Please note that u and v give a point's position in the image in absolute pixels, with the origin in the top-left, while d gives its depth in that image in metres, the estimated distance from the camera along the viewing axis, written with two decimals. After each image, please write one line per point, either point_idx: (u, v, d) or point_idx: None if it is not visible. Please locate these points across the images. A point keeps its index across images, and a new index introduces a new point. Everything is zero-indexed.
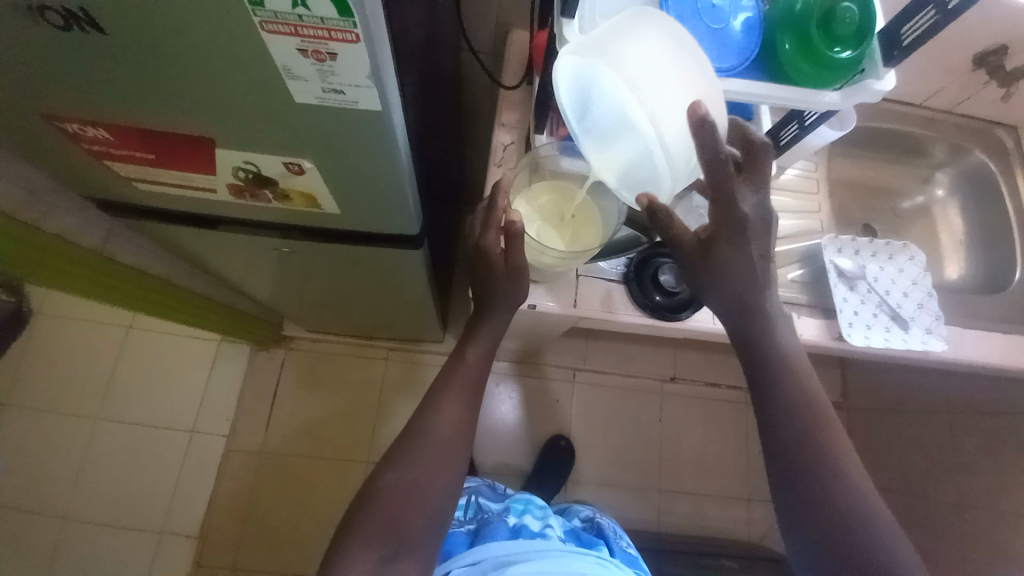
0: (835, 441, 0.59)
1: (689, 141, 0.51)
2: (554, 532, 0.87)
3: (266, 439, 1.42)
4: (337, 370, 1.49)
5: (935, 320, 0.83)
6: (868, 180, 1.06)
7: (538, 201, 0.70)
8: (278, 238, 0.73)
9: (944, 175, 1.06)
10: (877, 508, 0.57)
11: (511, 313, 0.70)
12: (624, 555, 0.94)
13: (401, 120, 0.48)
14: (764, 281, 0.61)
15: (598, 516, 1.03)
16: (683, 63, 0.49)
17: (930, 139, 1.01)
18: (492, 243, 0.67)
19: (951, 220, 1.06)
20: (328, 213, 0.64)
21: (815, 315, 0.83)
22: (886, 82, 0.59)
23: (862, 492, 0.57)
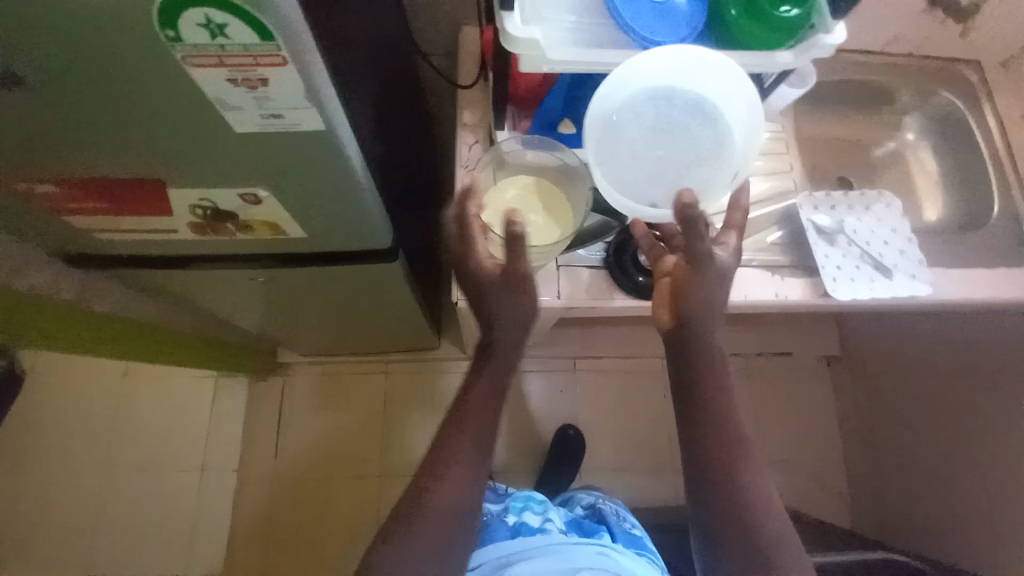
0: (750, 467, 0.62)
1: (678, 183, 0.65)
2: (555, 527, 0.87)
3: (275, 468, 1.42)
4: (337, 390, 1.48)
5: (919, 266, 0.83)
6: (838, 134, 1.06)
7: (507, 195, 0.69)
8: (251, 270, 0.72)
9: (912, 119, 1.06)
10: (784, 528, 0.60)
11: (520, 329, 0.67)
12: (628, 537, 0.94)
13: (350, 139, 0.47)
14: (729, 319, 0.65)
15: (601, 502, 1.04)
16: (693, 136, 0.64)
17: (895, 85, 1.01)
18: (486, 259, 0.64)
19: (924, 164, 1.05)
20: (297, 238, 0.63)
21: (798, 275, 0.83)
22: (837, 34, 0.57)
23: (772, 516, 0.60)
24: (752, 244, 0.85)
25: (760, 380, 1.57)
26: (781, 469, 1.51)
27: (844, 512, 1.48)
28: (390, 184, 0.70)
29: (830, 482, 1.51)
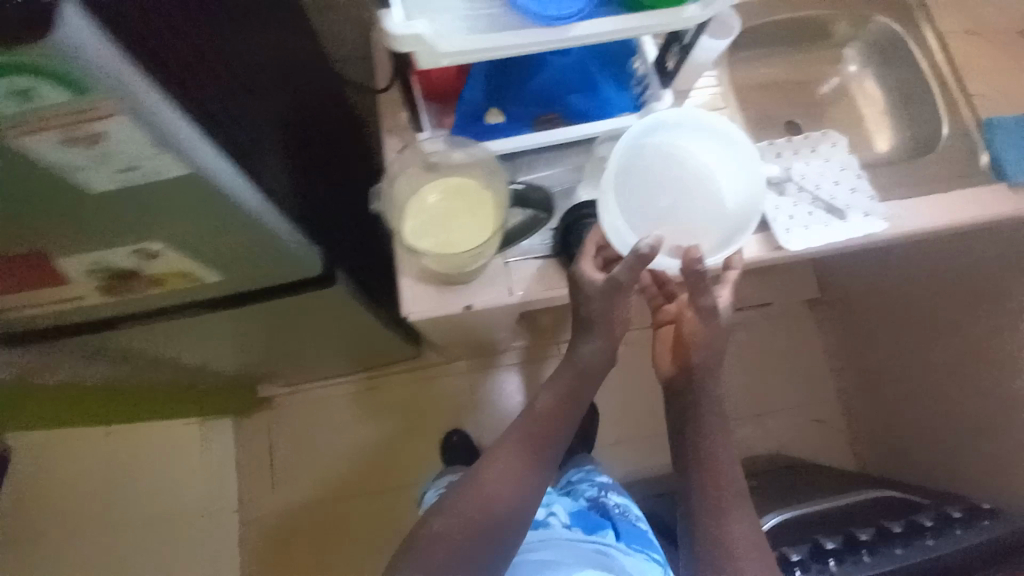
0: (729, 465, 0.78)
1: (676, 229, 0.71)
2: (557, 521, 0.94)
3: (281, 500, 1.41)
4: (325, 415, 1.46)
5: (872, 202, 0.82)
6: (779, 77, 1.04)
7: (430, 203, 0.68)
8: (185, 319, 0.69)
9: (852, 50, 1.03)
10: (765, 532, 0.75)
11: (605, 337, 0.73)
12: (629, 531, 0.96)
13: (229, 167, 0.45)
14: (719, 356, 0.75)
15: (605, 496, 1.04)
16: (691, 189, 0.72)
17: (829, 17, 0.98)
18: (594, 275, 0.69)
19: (870, 92, 1.04)
20: (222, 282, 0.61)
21: (751, 231, 0.81)
22: None
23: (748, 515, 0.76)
24: None
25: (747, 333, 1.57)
26: (780, 417, 1.52)
27: (847, 448, 1.50)
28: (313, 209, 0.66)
29: (829, 422, 1.52)
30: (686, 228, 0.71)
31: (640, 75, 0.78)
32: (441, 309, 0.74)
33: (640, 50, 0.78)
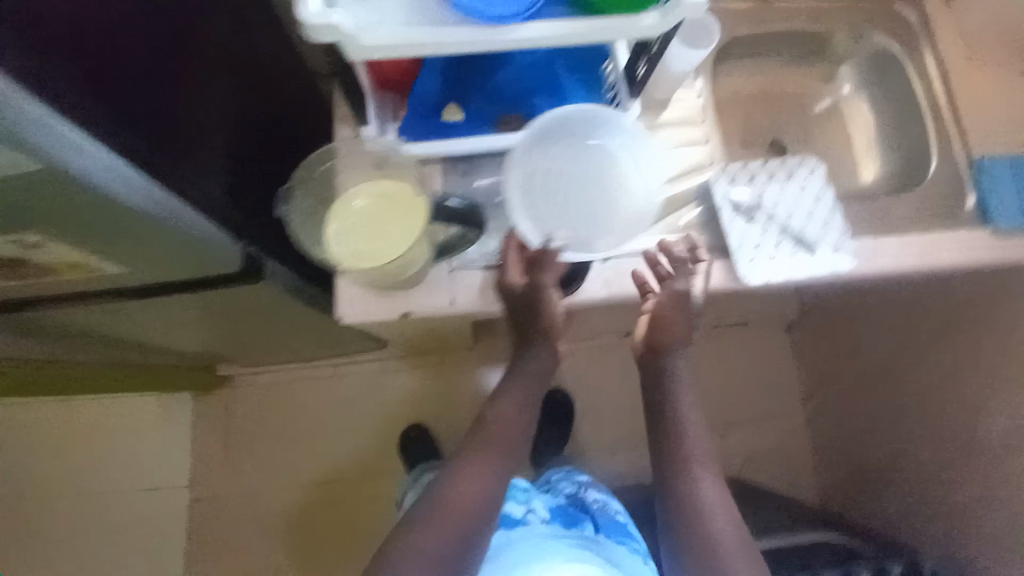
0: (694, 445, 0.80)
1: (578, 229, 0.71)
2: (537, 518, 0.92)
3: (236, 481, 1.40)
4: (284, 399, 1.44)
5: (842, 236, 0.77)
6: (767, 90, 0.99)
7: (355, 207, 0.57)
8: (99, 304, 0.68)
9: (847, 68, 0.98)
10: (735, 521, 0.75)
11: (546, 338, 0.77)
12: (608, 525, 0.95)
13: (103, 153, 0.44)
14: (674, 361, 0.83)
15: (584, 493, 1.03)
16: (593, 189, 0.72)
17: (826, 31, 0.92)
18: (512, 279, 0.70)
19: (862, 115, 0.99)
20: (135, 271, 0.60)
21: (713, 258, 0.78)
22: None
23: (716, 502, 0.76)
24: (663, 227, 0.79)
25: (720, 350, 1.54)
26: (746, 437, 1.50)
27: (810, 471, 1.49)
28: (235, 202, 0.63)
29: (795, 445, 1.51)
30: (582, 226, 0.71)
31: (610, 82, 0.73)
32: (377, 313, 0.70)
33: (612, 54, 0.72)
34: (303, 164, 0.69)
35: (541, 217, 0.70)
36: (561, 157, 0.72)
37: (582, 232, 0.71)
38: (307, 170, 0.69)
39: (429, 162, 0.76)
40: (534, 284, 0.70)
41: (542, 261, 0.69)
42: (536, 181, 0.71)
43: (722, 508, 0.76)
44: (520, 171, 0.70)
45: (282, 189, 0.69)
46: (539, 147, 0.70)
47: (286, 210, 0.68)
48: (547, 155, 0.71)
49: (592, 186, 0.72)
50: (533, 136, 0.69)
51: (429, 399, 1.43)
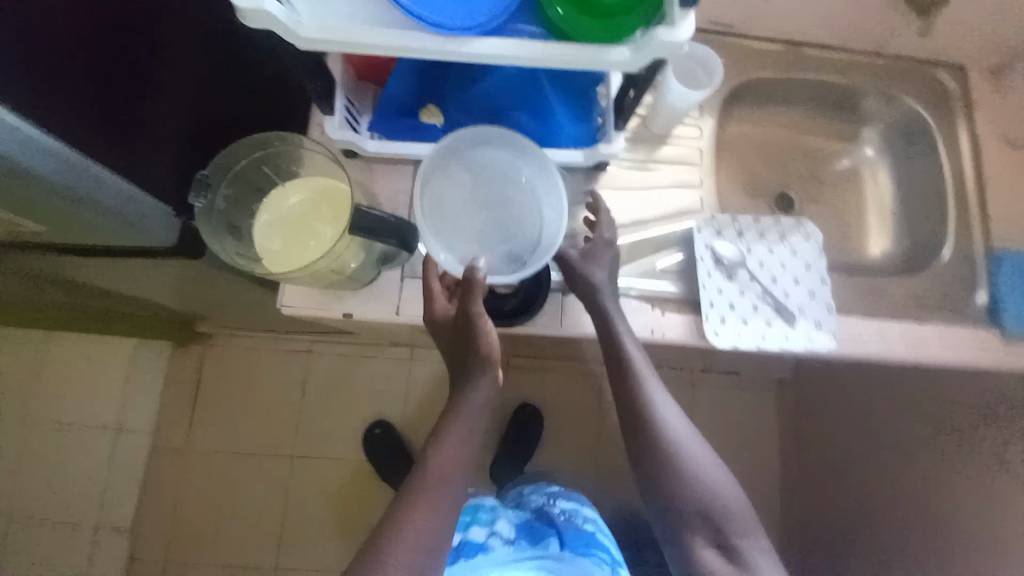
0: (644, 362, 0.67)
1: (502, 252, 0.64)
2: (499, 543, 0.75)
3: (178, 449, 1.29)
4: (242, 369, 1.33)
5: (826, 312, 0.72)
6: (780, 141, 0.93)
7: (286, 202, 0.56)
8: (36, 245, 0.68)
9: (871, 131, 0.92)
10: (697, 434, 0.67)
11: (487, 371, 0.61)
12: (577, 537, 0.76)
13: (5, 120, 0.42)
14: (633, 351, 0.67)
15: (550, 505, 0.84)
16: (514, 208, 0.65)
17: (856, 87, 0.86)
18: (440, 308, 0.64)
19: (879, 183, 0.92)
20: (53, 231, 0.58)
21: (682, 311, 0.72)
22: (679, 30, 0.43)
23: (674, 417, 0.66)
24: (636, 269, 0.73)
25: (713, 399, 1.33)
26: None
27: None
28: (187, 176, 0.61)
29: None
30: (506, 247, 0.64)
31: (603, 108, 0.68)
32: (317, 311, 0.68)
33: (607, 78, 0.67)
34: (226, 150, 0.55)
35: (460, 237, 0.64)
36: (473, 179, 0.65)
37: (504, 254, 0.64)
38: (225, 158, 0.55)
39: (401, 163, 0.73)
40: (467, 312, 0.59)
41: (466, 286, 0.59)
42: (449, 209, 0.64)
43: (681, 426, 0.66)
44: (428, 199, 0.64)
45: (201, 175, 0.53)
46: (444, 174, 0.64)
47: (201, 203, 0.54)
48: (456, 178, 0.65)
49: (514, 204, 0.65)
50: (433, 161, 0.63)
51: (394, 395, 1.32)
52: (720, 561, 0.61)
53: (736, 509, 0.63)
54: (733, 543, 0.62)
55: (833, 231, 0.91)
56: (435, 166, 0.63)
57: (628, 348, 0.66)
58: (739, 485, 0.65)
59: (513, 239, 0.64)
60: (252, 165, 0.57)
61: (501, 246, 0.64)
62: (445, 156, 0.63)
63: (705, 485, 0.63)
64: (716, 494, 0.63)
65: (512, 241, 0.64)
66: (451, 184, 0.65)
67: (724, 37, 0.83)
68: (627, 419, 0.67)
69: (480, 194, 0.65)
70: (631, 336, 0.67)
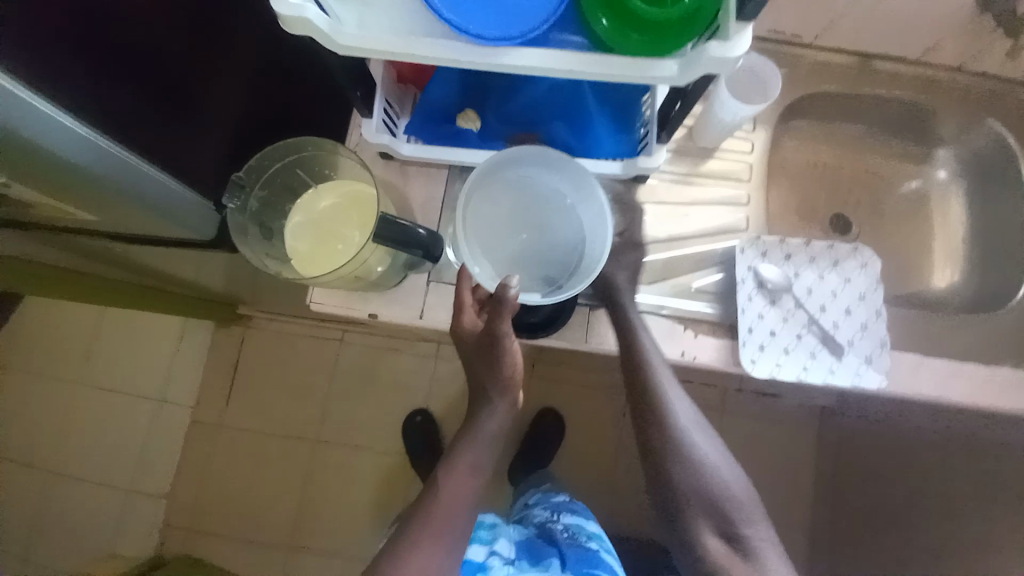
0: (653, 346, 0.65)
1: (539, 274, 0.64)
2: (500, 563, 0.73)
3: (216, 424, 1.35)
4: (279, 353, 1.37)
5: (878, 348, 0.67)
6: (838, 159, 0.87)
7: (318, 204, 0.57)
8: (92, 224, 0.73)
9: (945, 154, 0.84)
10: (706, 426, 0.65)
11: (505, 394, 0.59)
12: (579, 557, 0.74)
13: (49, 119, 0.47)
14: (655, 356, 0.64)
15: (554, 521, 0.83)
16: (556, 231, 0.64)
17: (933, 106, 0.78)
18: (468, 322, 0.60)
19: (949, 211, 0.85)
20: (105, 213, 0.64)
21: (716, 335, 0.69)
22: (735, 44, 0.40)
23: (682, 403, 0.64)
24: (669, 287, 0.70)
25: (749, 423, 1.25)
26: None
27: None
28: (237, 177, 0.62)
29: None
30: (541, 269, 0.64)
31: (646, 119, 0.65)
32: (344, 310, 0.69)
33: (655, 87, 0.63)
34: (259, 153, 0.55)
35: (501, 255, 0.63)
36: (516, 197, 0.64)
37: (538, 276, 0.63)
38: (260, 160, 0.56)
39: (437, 167, 0.73)
40: (493, 332, 0.54)
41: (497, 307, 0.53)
42: (491, 226, 0.63)
43: (687, 413, 0.64)
44: (470, 214, 0.62)
45: (236, 176, 0.54)
46: (489, 189, 0.63)
47: (235, 204, 0.55)
48: (501, 195, 0.64)
49: (555, 226, 0.64)
50: (480, 177, 0.62)
51: (420, 391, 1.33)
52: (726, 552, 0.59)
53: (742, 498, 0.61)
54: (740, 534, 0.59)
55: (892, 260, 0.84)
56: (481, 181, 0.62)
57: (640, 334, 0.65)
58: (744, 471, 0.63)
59: (551, 262, 0.64)
60: (286, 168, 0.58)
61: (539, 268, 0.64)
62: (491, 172, 0.62)
63: (709, 471, 0.61)
64: (722, 481, 0.61)
65: (550, 264, 0.64)
66: (495, 201, 0.64)
67: (789, 47, 0.77)
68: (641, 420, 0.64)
69: (522, 213, 0.64)
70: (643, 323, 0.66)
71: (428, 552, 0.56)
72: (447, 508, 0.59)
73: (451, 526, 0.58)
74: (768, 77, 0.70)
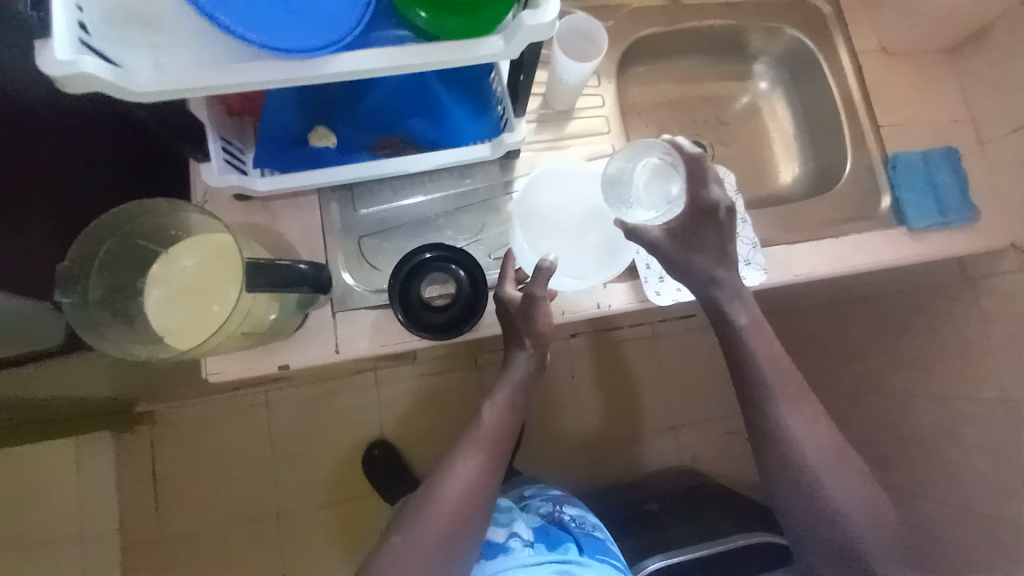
0: (784, 382, 0.65)
1: (572, 268, 0.70)
2: (521, 543, 0.70)
3: (154, 538, 1.20)
4: (202, 438, 1.24)
5: (753, 250, 0.75)
6: (682, 91, 0.95)
7: (180, 267, 0.52)
8: None
9: (762, 65, 0.96)
10: (845, 466, 0.62)
11: (539, 346, 0.65)
12: (593, 544, 0.73)
13: None
14: (788, 399, 0.64)
15: (560, 510, 0.80)
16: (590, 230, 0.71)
17: (739, 27, 0.89)
18: (511, 293, 0.65)
19: (778, 115, 0.96)
20: None
21: (620, 279, 0.74)
22: (546, 11, 0.42)
23: (819, 442, 0.63)
24: None
25: (678, 346, 1.36)
26: None
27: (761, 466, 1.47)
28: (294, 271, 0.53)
29: None
30: (573, 265, 0.70)
31: (499, 95, 0.66)
32: (250, 371, 0.64)
33: (497, 64, 0.65)
34: (83, 232, 0.48)
35: (545, 246, 0.70)
36: (556, 202, 0.72)
37: (571, 272, 0.70)
38: (86, 241, 0.49)
39: (304, 194, 0.69)
40: (533, 296, 0.62)
41: (538, 275, 0.62)
42: (533, 226, 0.71)
43: (830, 449, 0.63)
44: (521, 216, 0.70)
45: (60, 269, 0.47)
46: (536, 193, 0.72)
47: (70, 298, 0.48)
48: (544, 199, 0.72)
49: (590, 225, 0.71)
50: (529, 185, 0.71)
51: (370, 423, 1.27)
52: None
53: (880, 540, 0.60)
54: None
55: (746, 167, 0.95)
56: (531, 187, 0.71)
57: (761, 359, 0.65)
58: (877, 494, 0.62)
59: (584, 258, 0.71)
60: (124, 240, 0.51)
61: (572, 263, 0.70)
62: (540, 181, 0.71)
63: (847, 503, 0.61)
64: (860, 511, 0.61)
65: (582, 259, 0.71)
66: (540, 203, 0.72)
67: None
68: (770, 455, 0.64)
69: (559, 217, 0.72)
70: (762, 342, 0.66)
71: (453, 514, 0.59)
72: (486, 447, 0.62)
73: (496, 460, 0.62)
74: (592, 35, 0.73)
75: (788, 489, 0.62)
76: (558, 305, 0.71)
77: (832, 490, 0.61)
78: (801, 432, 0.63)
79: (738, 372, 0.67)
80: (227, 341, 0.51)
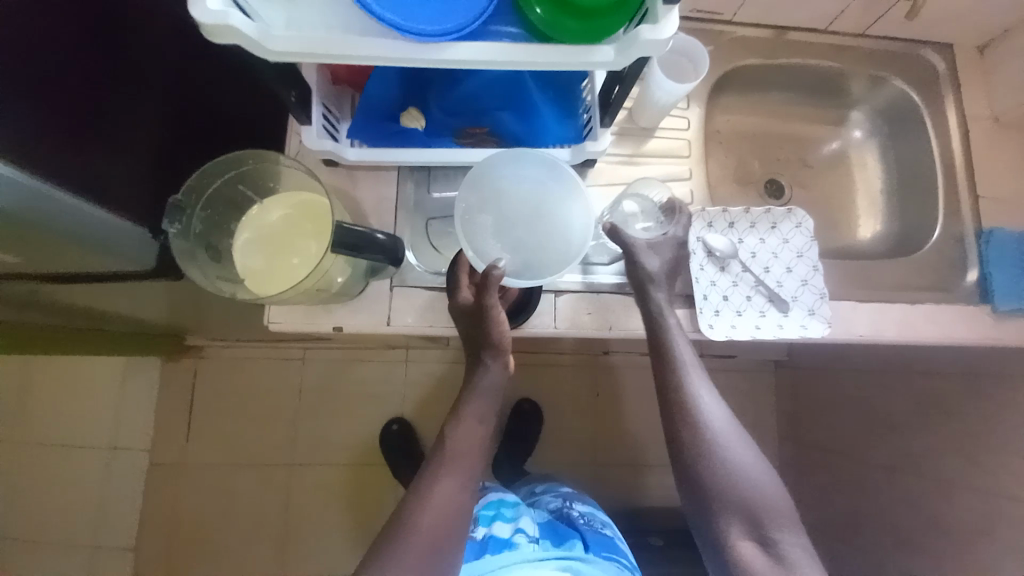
0: (692, 360, 0.65)
1: (522, 263, 0.64)
2: (526, 539, 0.69)
3: (178, 465, 1.28)
4: (238, 381, 1.30)
5: (820, 300, 0.72)
6: (768, 127, 0.93)
7: (269, 218, 0.56)
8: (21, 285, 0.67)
9: (859, 113, 0.92)
10: (740, 429, 0.63)
11: (499, 356, 0.62)
12: (599, 540, 0.72)
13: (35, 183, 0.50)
14: (693, 375, 0.64)
15: (569, 506, 0.80)
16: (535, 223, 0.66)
17: (842, 72, 0.86)
18: (465, 297, 0.63)
19: (867, 167, 0.92)
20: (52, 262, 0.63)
21: (677, 305, 0.72)
22: (665, 25, 0.43)
23: (718, 413, 0.63)
24: None
25: None
26: None
27: None
28: (368, 235, 0.54)
29: None
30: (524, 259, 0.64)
31: (587, 104, 0.67)
32: (306, 326, 0.67)
33: (592, 73, 0.65)
34: (199, 171, 0.54)
35: (491, 236, 0.64)
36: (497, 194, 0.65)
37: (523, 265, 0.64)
38: (198, 179, 0.55)
39: (385, 169, 0.72)
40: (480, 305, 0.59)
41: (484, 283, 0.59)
42: (476, 221, 0.63)
43: (730, 424, 0.63)
44: (464, 210, 0.63)
45: (173, 199, 0.52)
46: (478, 185, 0.64)
47: (176, 227, 0.53)
48: (481, 192, 0.64)
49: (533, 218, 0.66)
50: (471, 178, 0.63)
51: (393, 398, 1.30)
52: (760, 556, 0.58)
53: (780, 509, 0.60)
54: (774, 538, 0.59)
55: (821, 215, 0.92)
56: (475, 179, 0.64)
57: (676, 344, 0.65)
58: (782, 481, 0.62)
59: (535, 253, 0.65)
60: (228, 184, 0.57)
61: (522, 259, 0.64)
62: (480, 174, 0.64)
63: (751, 484, 0.60)
64: (755, 487, 0.60)
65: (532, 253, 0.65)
66: (479, 196, 0.64)
67: (712, 24, 0.82)
68: (678, 433, 0.63)
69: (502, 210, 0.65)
70: (680, 331, 0.66)
71: (463, 485, 0.60)
72: (476, 440, 0.62)
73: (483, 451, 0.62)
74: (693, 58, 0.73)
75: (694, 461, 0.61)
76: (607, 319, 0.71)
77: (733, 459, 0.61)
78: (704, 404, 0.63)
79: (656, 354, 0.66)
80: (303, 293, 0.55)
